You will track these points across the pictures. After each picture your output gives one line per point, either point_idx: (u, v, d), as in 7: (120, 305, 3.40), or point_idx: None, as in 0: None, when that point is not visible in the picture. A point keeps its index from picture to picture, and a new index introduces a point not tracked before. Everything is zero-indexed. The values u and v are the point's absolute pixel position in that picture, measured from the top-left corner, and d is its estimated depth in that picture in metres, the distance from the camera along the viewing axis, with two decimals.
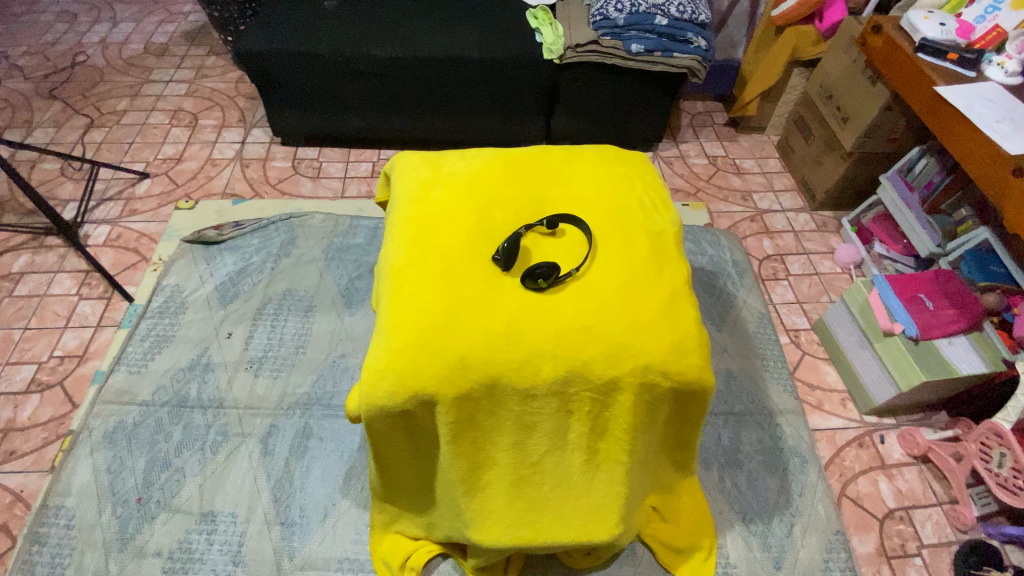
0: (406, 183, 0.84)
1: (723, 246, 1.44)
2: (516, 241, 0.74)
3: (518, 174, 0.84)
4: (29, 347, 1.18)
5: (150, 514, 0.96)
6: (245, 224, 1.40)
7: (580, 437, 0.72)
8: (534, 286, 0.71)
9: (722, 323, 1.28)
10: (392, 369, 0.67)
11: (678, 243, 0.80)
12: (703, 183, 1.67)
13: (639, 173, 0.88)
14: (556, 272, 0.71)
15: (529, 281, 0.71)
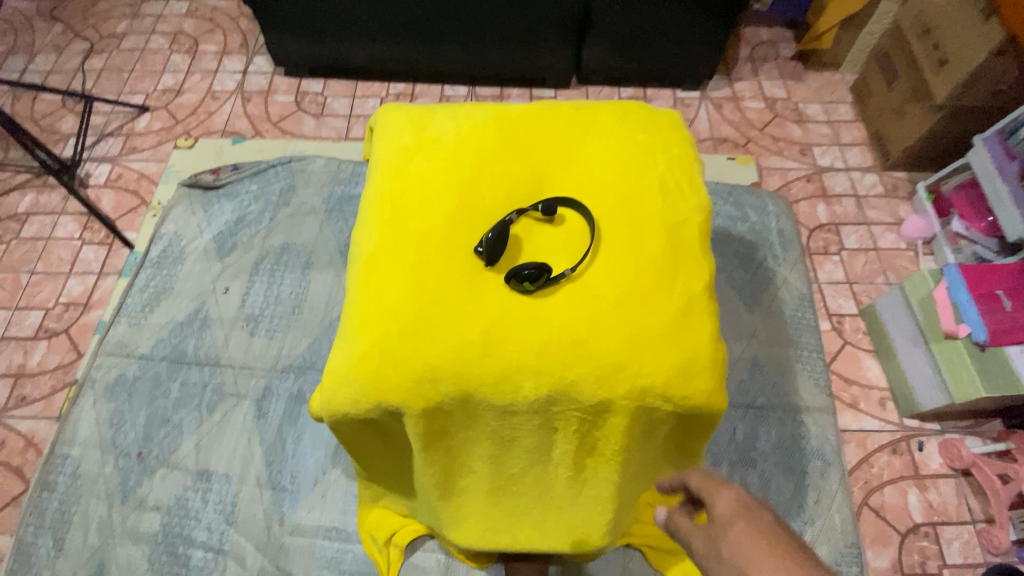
0: (384, 148, 0.72)
1: (768, 211, 1.26)
2: (503, 231, 0.62)
3: (516, 143, 0.71)
4: (36, 293, 1.19)
5: (150, 469, 0.98)
6: (244, 168, 1.32)
7: (565, 453, 0.65)
8: (519, 287, 0.60)
9: (754, 304, 1.14)
10: (354, 375, 0.60)
11: (703, 237, 0.66)
12: (756, 132, 1.45)
13: (666, 142, 0.72)
14: (548, 275, 0.60)
15: (514, 283, 0.60)
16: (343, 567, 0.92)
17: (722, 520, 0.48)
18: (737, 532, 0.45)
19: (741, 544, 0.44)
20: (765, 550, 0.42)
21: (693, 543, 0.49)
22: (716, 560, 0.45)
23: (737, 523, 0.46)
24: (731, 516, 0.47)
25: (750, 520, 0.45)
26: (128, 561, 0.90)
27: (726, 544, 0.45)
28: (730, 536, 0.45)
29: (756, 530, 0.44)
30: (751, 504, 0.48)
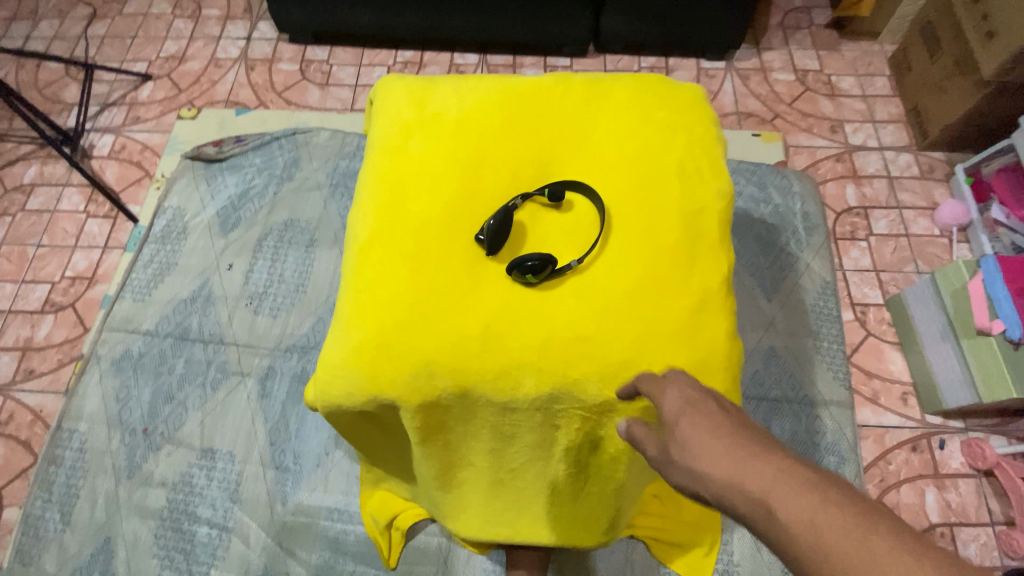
0: (383, 124, 0.67)
1: (794, 193, 1.20)
2: (506, 218, 0.58)
3: (524, 121, 0.66)
4: (42, 266, 1.18)
5: (155, 445, 0.99)
6: (247, 140, 1.28)
7: (567, 451, 0.63)
8: (522, 279, 0.57)
9: (774, 293, 1.09)
10: (348, 367, 0.57)
11: (723, 226, 0.61)
12: (784, 106, 1.36)
13: (686, 121, 0.66)
14: (553, 267, 0.56)
15: (516, 274, 0.56)
16: (345, 547, 0.92)
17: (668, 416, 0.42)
18: (685, 431, 0.40)
19: (698, 440, 0.39)
20: (720, 448, 0.38)
21: (647, 450, 0.44)
22: (672, 465, 0.41)
23: (684, 421, 0.41)
24: (678, 411, 0.42)
25: (699, 409, 0.40)
26: (134, 535, 0.92)
27: (681, 441, 0.40)
28: (679, 437, 0.40)
29: (707, 425, 0.39)
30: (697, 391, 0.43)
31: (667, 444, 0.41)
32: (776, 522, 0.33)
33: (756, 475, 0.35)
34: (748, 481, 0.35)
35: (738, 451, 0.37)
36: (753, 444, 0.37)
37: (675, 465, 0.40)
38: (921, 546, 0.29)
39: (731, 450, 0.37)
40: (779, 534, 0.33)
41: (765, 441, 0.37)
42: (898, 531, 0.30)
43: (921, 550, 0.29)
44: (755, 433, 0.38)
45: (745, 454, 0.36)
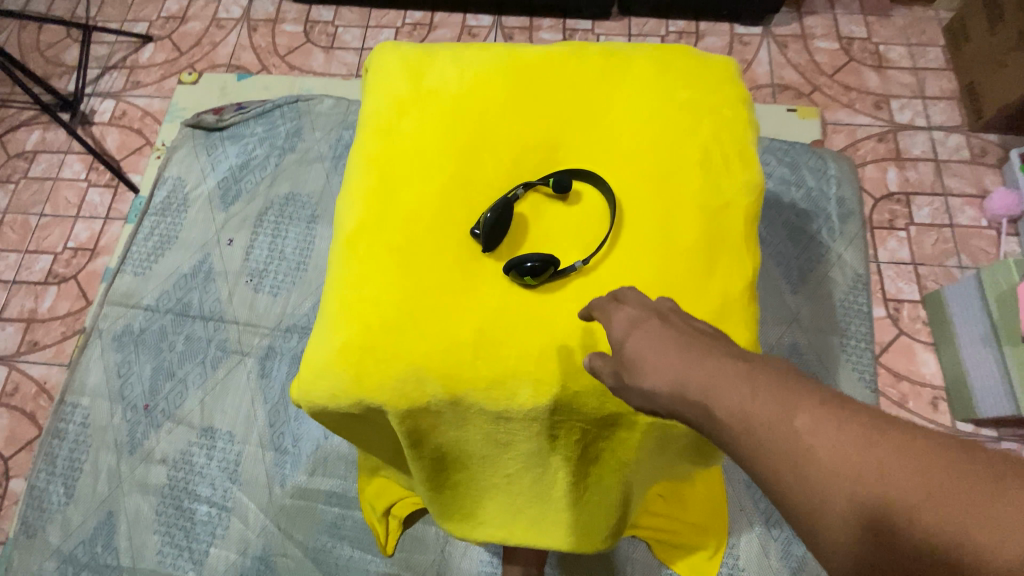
0: (375, 99, 0.61)
1: (829, 175, 1.10)
2: (505, 210, 0.53)
3: (531, 100, 0.59)
4: (45, 236, 1.17)
5: (156, 422, 0.98)
6: (249, 108, 1.22)
7: (566, 461, 0.59)
8: (521, 281, 0.52)
9: (800, 285, 1.01)
10: (331, 369, 0.53)
11: (749, 224, 0.55)
12: (824, 78, 1.24)
13: (714, 101, 0.59)
14: (555, 268, 0.51)
15: (514, 275, 0.51)
16: (342, 531, 0.91)
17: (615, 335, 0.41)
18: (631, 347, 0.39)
19: (644, 357, 0.38)
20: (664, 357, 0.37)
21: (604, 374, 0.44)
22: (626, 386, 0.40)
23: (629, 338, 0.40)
24: (624, 332, 0.41)
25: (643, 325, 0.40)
26: (136, 510, 0.93)
27: (628, 360, 0.39)
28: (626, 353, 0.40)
29: (653, 337, 0.39)
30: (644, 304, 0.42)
31: (618, 368, 0.40)
32: (715, 419, 0.34)
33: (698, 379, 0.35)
34: (688, 384, 0.35)
35: (679, 359, 0.36)
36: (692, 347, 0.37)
37: (627, 387, 0.39)
38: (846, 412, 0.30)
39: (674, 360, 0.37)
40: (720, 428, 0.34)
41: (707, 342, 0.37)
42: (823, 402, 0.31)
43: (846, 416, 0.30)
44: (697, 335, 0.38)
45: (685, 360, 0.36)
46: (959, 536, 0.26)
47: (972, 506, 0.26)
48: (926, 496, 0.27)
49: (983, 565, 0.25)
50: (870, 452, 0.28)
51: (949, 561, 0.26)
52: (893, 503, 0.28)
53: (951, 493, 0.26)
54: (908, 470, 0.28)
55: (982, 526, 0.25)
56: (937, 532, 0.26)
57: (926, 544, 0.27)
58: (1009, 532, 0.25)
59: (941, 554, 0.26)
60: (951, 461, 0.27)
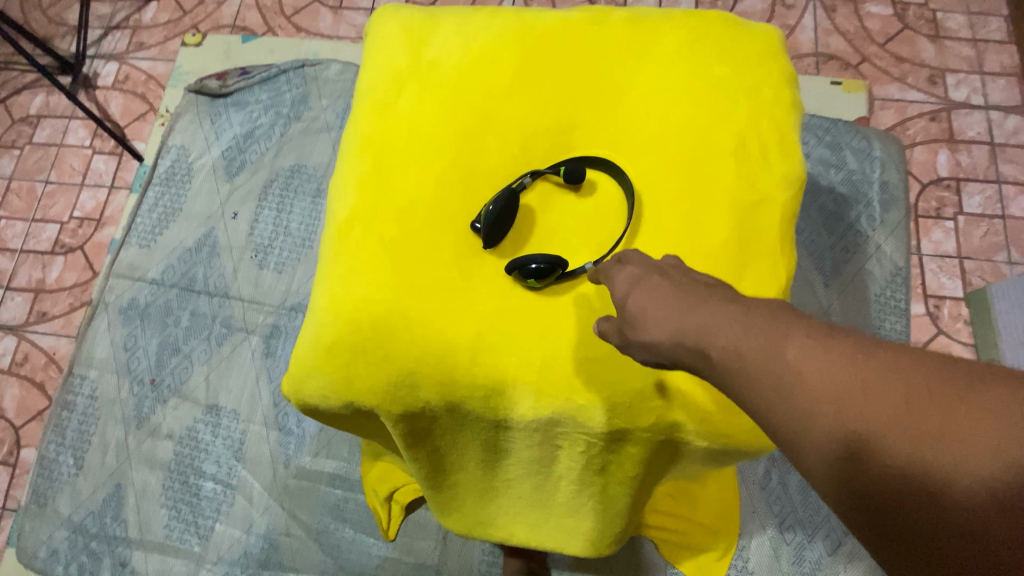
0: (373, 70, 0.55)
1: (873, 157, 1.01)
2: (508, 204, 0.48)
3: (544, 73, 0.53)
4: (52, 205, 1.16)
5: (163, 397, 0.98)
6: (253, 73, 1.16)
7: (570, 470, 0.55)
8: (526, 282, 0.48)
9: (833, 278, 0.94)
10: (320, 369, 0.49)
11: (785, 225, 0.49)
12: (874, 48, 1.14)
13: (753, 80, 0.52)
14: (562, 270, 0.47)
15: (517, 276, 0.47)
16: (345, 513, 0.91)
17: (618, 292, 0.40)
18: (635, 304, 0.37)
19: (646, 314, 0.36)
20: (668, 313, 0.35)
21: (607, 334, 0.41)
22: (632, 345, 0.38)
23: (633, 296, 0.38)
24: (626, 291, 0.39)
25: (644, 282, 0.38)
26: (143, 484, 0.94)
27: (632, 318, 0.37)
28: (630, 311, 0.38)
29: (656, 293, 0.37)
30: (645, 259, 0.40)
31: (622, 327, 0.39)
32: (710, 359, 0.34)
33: (697, 324, 0.34)
34: (686, 332, 0.34)
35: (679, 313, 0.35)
36: (691, 297, 0.35)
37: (631, 342, 0.38)
38: (833, 339, 0.31)
39: (675, 311, 0.36)
40: (719, 370, 0.33)
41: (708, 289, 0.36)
42: (813, 332, 0.31)
43: (832, 342, 0.31)
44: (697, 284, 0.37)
45: (685, 308, 0.35)
46: (935, 443, 0.27)
47: (944, 413, 0.27)
48: (905, 408, 0.28)
49: (953, 467, 0.27)
50: (855, 373, 0.29)
51: (922, 466, 0.28)
52: (878, 419, 0.29)
53: (927, 403, 0.28)
54: (889, 385, 0.29)
55: (951, 430, 0.27)
56: (913, 442, 0.28)
57: (903, 455, 0.28)
58: (975, 433, 0.27)
59: (916, 461, 0.28)
60: (928, 374, 0.29)
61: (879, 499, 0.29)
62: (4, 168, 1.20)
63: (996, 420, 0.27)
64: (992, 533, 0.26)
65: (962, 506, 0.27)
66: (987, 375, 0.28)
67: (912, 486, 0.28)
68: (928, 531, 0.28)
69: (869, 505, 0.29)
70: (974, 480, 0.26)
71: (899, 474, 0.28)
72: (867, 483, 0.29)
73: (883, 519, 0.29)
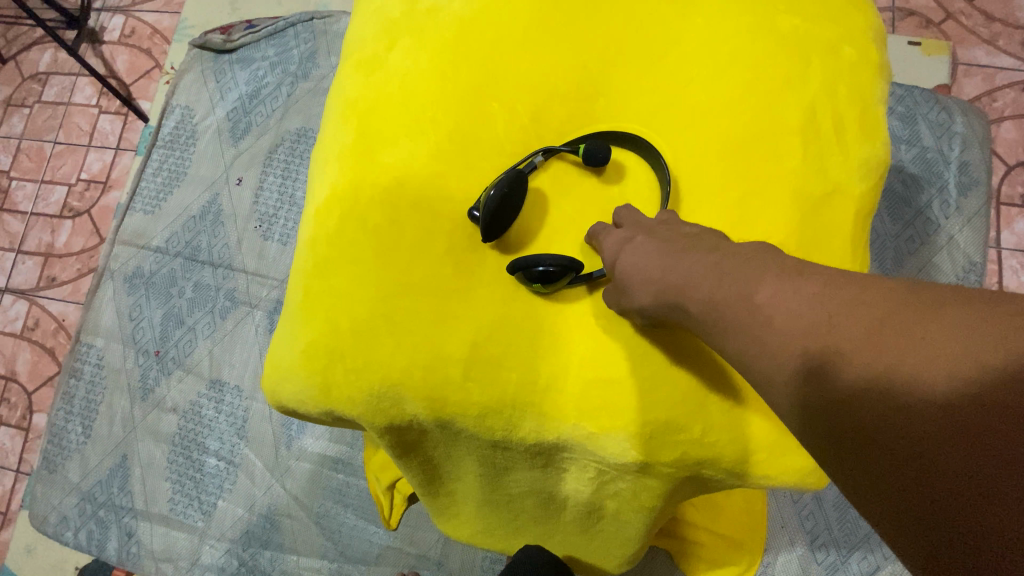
0: (362, 22, 0.47)
1: (952, 132, 0.87)
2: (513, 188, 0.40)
3: (566, 25, 0.43)
4: (60, 166, 1.14)
5: (167, 369, 0.96)
6: (259, 26, 1.07)
7: (579, 492, 0.48)
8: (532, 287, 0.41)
9: (894, 272, 0.82)
10: (295, 375, 0.43)
11: (860, 223, 0.39)
12: (964, 3, 0.98)
13: (831, 35, 0.41)
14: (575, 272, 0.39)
15: (522, 278, 0.40)
16: (347, 499, 0.88)
17: (609, 256, 0.38)
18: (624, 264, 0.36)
19: (632, 275, 0.36)
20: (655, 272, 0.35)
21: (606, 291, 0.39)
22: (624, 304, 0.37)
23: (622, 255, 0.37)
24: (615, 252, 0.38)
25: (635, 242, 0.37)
26: (149, 456, 0.93)
27: (620, 279, 0.37)
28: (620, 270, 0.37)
29: (648, 252, 0.36)
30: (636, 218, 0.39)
31: (615, 292, 0.38)
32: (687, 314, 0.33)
33: (676, 281, 0.33)
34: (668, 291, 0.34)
35: (663, 269, 0.34)
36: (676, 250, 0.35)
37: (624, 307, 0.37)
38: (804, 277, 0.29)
39: (658, 268, 0.35)
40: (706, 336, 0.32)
41: (693, 241, 0.35)
42: (784, 271, 0.30)
43: (802, 280, 0.29)
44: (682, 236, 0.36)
45: (674, 264, 0.34)
46: (897, 359, 0.25)
47: (906, 333, 0.25)
48: (865, 336, 0.26)
49: (911, 390, 0.24)
50: (820, 308, 0.28)
51: (881, 392, 0.25)
52: (842, 352, 0.27)
53: (890, 329, 0.25)
54: (851, 315, 0.27)
55: (911, 354, 0.24)
56: (874, 365, 0.25)
57: (862, 377, 0.26)
58: (939, 347, 0.24)
59: (880, 379, 0.25)
60: (894, 301, 0.26)
61: (844, 435, 0.26)
62: (14, 127, 1.18)
63: (959, 332, 0.24)
64: (957, 458, 0.22)
65: (923, 430, 0.24)
66: (961, 296, 0.25)
67: (874, 416, 0.25)
68: (892, 463, 0.24)
69: (833, 441, 0.27)
70: (933, 400, 0.23)
71: (865, 396, 0.26)
72: (830, 418, 0.27)
73: (854, 455, 0.26)
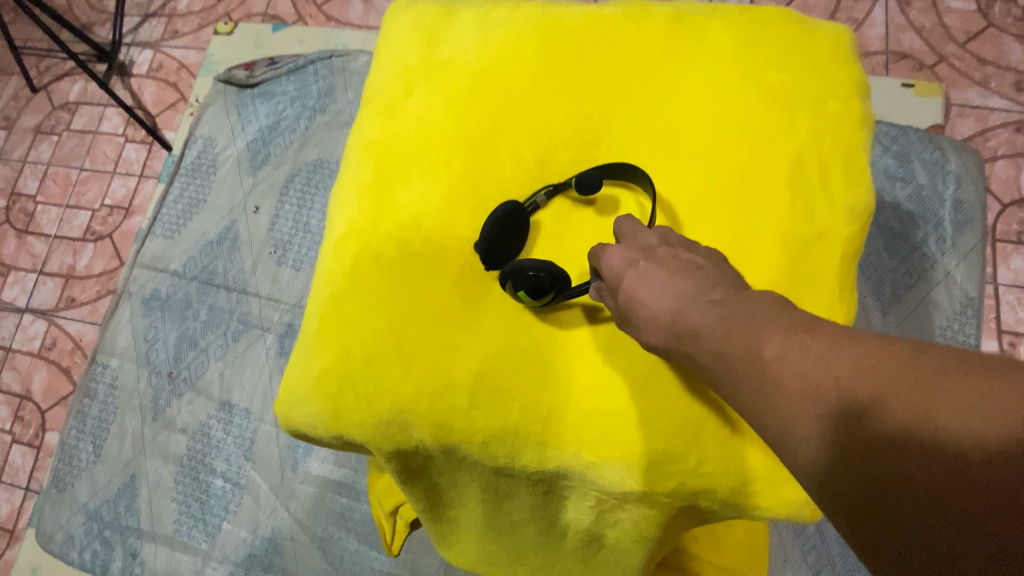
0: (381, 70, 0.50)
1: (946, 171, 0.89)
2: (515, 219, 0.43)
3: (571, 78, 0.47)
4: (84, 192, 1.19)
5: (179, 390, 0.98)
6: (281, 63, 1.13)
7: (578, 521, 0.50)
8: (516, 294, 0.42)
9: (891, 307, 0.83)
10: (308, 400, 0.45)
11: (846, 265, 0.41)
12: (955, 47, 1.02)
13: (817, 90, 0.44)
14: (560, 286, 0.41)
15: (510, 287, 0.42)
16: (350, 523, 0.88)
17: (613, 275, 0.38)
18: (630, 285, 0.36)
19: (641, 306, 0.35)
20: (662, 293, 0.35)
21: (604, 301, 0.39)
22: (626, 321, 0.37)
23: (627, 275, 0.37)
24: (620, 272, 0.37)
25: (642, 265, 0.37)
26: (156, 477, 0.94)
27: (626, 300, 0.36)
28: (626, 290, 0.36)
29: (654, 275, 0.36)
30: (639, 238, 0.39)
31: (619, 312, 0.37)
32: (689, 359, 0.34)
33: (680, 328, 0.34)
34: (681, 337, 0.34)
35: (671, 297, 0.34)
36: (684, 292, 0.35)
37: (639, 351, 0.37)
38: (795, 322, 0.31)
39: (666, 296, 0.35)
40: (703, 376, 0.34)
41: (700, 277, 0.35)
42: (788, 330, 0.31)
43: (807, 339, 0.30)
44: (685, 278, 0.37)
45: (684, 300, 0.34)
46: (911, 419, 0.26)
47: (914, 396, 0.26)
48: (872, 401, 0.27)
49: (933, 443, 0.25)
50: (828, 370, 0.29)
51: (895, 443, 0.26)
52: (854, 414, 0.28)
53: (897, 396, 0.27)
54: (861, 377, 0.28)
55: (915, 417, 0.26)
56: (890, 422, 0.27)
57: (881, 434, 0.27)
58: (952, 409, 0.25)
59: (900, 434, 0.26)
60: (898, 367, 0.28)
61: (863, 491, 0.27)
62: (42, 153, 1.24)
63: (968, 397, 0.25)
64: (983, 515, 0.23)
65: (946, 480, 0.25)
66: (954, 365, 0.27)
67: (894, 467, 0.26)
68: (916, 517, 0.25)
69: (853, 494, 0.27)
70: (952, 455, 0.25)
71: (885, 448, 0.27)
72: (849, 471, 0.27)
73: (876, 508, 0.26)
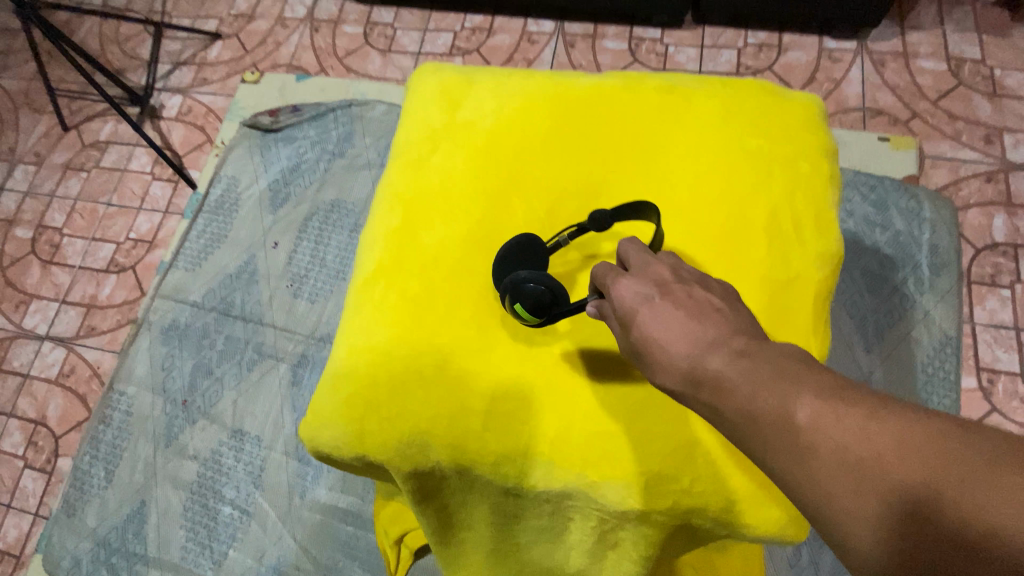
0: (408, 129, 0.57)
1: (923, 219, 0.96)
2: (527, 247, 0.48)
3: (575, 139, 0.54)
4: (111, 225, 1.25)
5: (192, 418, 1.01)
6: (304, 110, 1.22)
7: (580, 542, 0.53)
8: (513, 308, 0.46)
9: (876, 344, 0.88)
10: (334, 423, 0.49)
11: (820, 305, 0.47)
12: (926, 104, 1.11)
13: (791, 153, 0.51)
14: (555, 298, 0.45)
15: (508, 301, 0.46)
16: (355, 552, 0.90)
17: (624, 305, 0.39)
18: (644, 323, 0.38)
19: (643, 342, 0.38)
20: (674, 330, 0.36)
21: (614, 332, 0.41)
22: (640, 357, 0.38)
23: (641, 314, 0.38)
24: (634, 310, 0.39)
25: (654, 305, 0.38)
26: (166, 503, 0.96)
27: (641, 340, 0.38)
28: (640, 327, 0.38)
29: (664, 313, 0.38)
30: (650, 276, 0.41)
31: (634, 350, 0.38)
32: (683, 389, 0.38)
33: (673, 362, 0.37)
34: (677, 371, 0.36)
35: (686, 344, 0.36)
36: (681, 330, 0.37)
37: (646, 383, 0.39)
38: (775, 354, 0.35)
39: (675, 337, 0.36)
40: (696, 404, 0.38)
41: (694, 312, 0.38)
42: (821, 394, 0.31)
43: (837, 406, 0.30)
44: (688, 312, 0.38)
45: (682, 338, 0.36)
46: (971, 511, 0.25)
47: (969, 483, 0.25)
48: (925, 489, 0.26)
49: (1000, 540, 0.24)
50: (867, 444, 0.28)
51: (953, 545, 0.25)
52: (909, 502, 0.27)
53: (946, 484, 0.26)
54: (908, 458, 0.27)
55: (975, 508, 0.25)
56: (947, 512, 0.26)
57: (939, 525, 0.26)
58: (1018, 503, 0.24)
59: (960, 527, 0.25)
60: (946, 451, 0.27)
61: None
62: (71, 188, 1.31)
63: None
64: None
65: None
66: (1011, 450, 0.26)
67: (946, 570, 0.25)
68: None
69: None
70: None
71: (949, 542, 0.25)
72: (910, 563, 0.26)
73: None
